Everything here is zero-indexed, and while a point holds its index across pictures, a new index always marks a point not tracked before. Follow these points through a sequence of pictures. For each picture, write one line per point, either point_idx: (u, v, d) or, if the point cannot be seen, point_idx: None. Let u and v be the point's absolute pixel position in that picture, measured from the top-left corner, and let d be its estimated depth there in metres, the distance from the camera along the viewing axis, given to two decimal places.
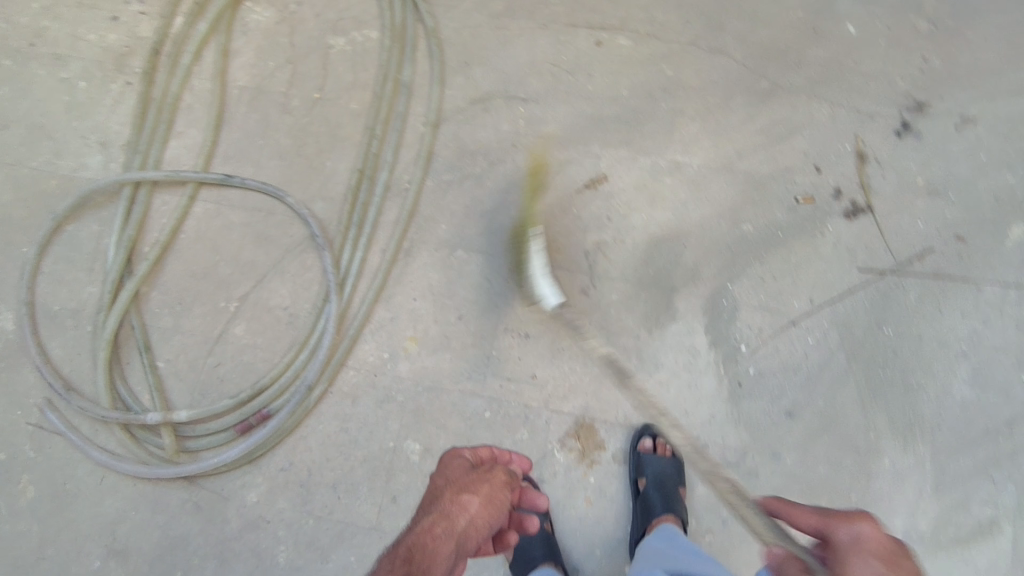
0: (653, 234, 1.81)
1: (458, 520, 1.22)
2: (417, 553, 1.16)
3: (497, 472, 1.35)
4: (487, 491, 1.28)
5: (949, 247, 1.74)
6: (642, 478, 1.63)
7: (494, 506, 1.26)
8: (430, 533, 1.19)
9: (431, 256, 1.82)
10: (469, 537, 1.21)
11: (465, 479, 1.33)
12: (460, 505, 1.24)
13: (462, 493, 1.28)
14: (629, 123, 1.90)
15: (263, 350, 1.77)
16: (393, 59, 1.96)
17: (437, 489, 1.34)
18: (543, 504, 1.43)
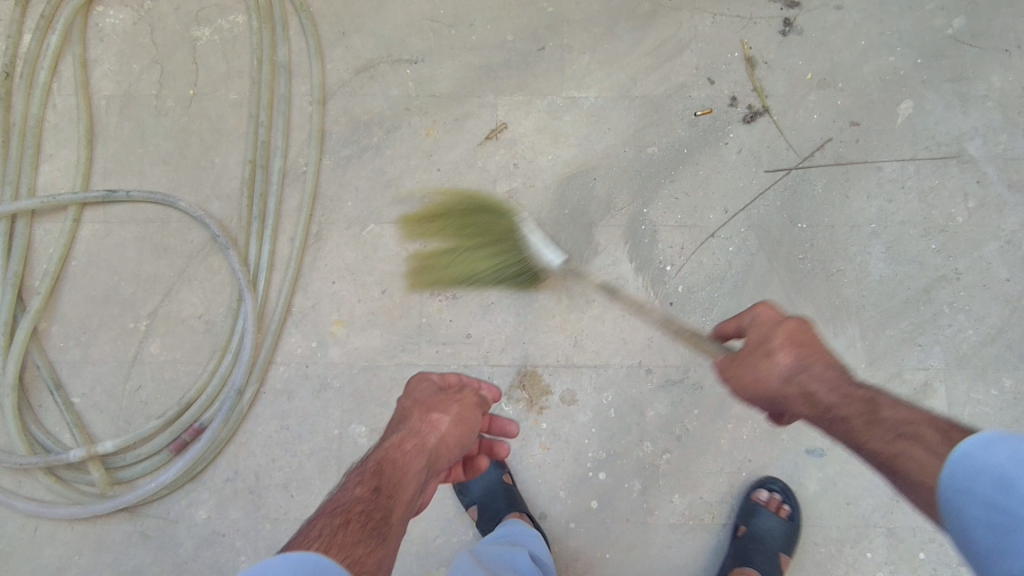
0: (562, 173, 1.79)
1: (431, 438, 1.23)
2: (389, 470, 1.16)
3: (467, 392, 1.36)
4: (457, 410, 1.30)
5: (845, 134, 1.77)
6: (743, 526, 1.55)
7: (465, 426, 1.29)
8: (400, 450, 1.20)
9: (342, 235, 1.76)
10: (441, 455, 1.23)
11: (435, 400, 1.32)
12: (431, 424, 1.26)
13: (432, 412, 1.28)
14: (519, 67, 1.86)
15: (185, 363, 1.69)
16: (266, 42, 1.87)
17: (405, 408, 1.32)
18: (514, 430, 1.45)
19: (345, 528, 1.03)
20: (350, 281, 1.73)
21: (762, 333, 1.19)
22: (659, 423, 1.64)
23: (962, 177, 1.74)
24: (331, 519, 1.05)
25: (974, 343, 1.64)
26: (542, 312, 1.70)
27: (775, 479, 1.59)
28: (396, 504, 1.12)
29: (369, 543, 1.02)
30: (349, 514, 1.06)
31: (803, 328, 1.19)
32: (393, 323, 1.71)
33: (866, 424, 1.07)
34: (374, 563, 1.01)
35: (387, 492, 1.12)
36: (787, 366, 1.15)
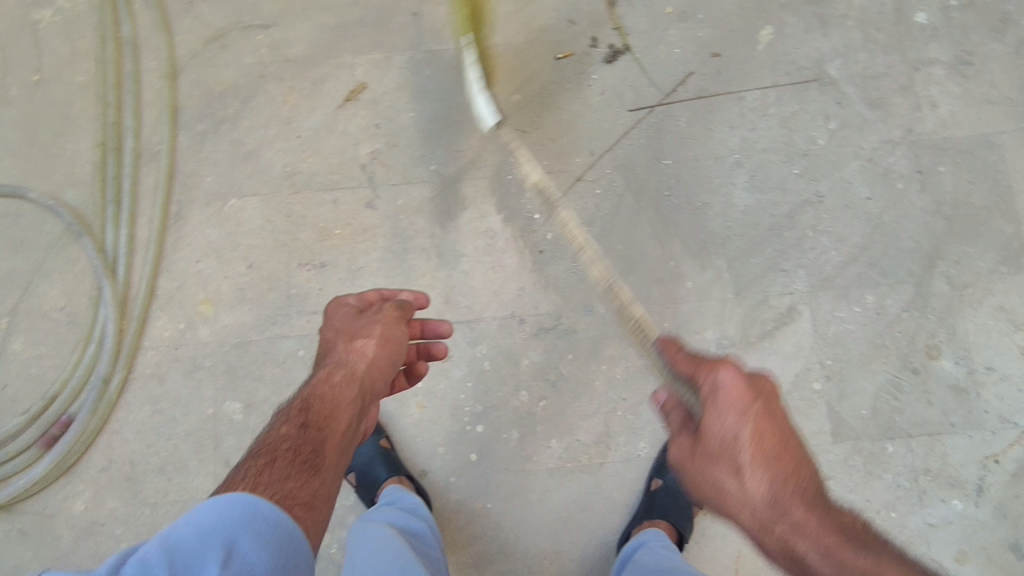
0: (425, 130, 1.74)
1: (358, 365, 1.23)
2: (317, 404, 1.17)
3: (387, 309, 1.33)
4: (382, 331, 1.28)
5: (707, 66, 1.75)
6: (659, 479, 1.60)
7: (392, 344, 1.28)
8: (328, 383, 1.21)
9: (203, 212, 1.71)
10: (374, 377, 1.24)
11: (356, 327, 1.30)
12: (357, 354, 1.24)
13: (356, 340, 1.27)
14: (375, 22, 1.78)
15: (50, 357, 1.65)
16: (108, 19, 1.79)
17: (329, 340, 1.30)
18: (446, 329, 1.45)
19: (272, 466, 1.07)
20: (214, 259, 1.70)
21: (732, 421, 1.10)
22: (534, 371, 1.66)
23: (823, 99, 1.73)
24: (256, 459, 1.09)
25: (836, 264, 1.68)
26: (412, 273, 1.69)
27: None
28: (329, 434, 1.15)
29: (297, 478, 1.07)
30: (275, 453, 1.10)
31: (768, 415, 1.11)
32: (261, 297, 1.68)
33: (835, 565, 1.01)
34: (307, 494, 1.06)
35: (317, 425, 1.15)
36: (762, 489, 1.07)
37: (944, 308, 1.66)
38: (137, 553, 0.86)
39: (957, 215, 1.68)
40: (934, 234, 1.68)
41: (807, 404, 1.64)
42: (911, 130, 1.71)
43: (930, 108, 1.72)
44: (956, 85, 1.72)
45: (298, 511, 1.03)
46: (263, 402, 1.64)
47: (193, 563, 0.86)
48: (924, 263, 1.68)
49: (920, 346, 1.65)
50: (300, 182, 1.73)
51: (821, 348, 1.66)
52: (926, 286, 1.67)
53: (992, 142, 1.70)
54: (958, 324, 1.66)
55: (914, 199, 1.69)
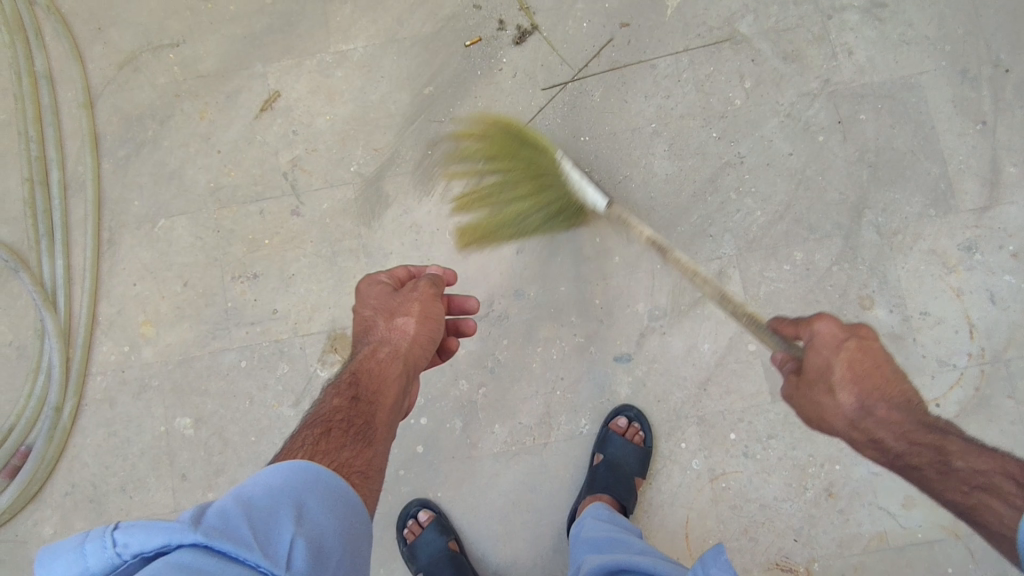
0: (342, 131, 1.76)
1: (401, 343, 1.17)
2: (365, 379, 1.12)
3: (422, 284, 1.26)
4: (421, 309, 1.21)
5: (616, 37, 1.73)
6: (600, 453, 1.59)
7: (433, 322, 1.21)
8: (374, 359, 1.15)
9: (134, 235, 1.75)
10: (417, 355, 1.18)
11: (394, 303, 1.23)
12: (399, 331, 1.18)
13: (396, 316, 1.20)
14: (283, 30, 1.80)
15: (4, 391, 1.71)
16: (19, 54, 1.80)
17: (366, 318, 1.23)
18: (473, 305, 1.38)
19: (328, 435, 1.02)
20: (150, 280, 1.73)
21: (821, 358, 1.12)
22: (471, 360, 1.67)
23: (737, 58, 1.71)
24: (312, 430, 1.03)
25: (763, 223, 1.66)
26: (343, 275, 1.71)
27: (631, 407, 1.62)
28: (379, 408, 1.10)
29: (353, 447, 1.01)
30: (330, 423, 1.04)
31: (863, 349, 1.10)
32: (199, 313, 1.72)
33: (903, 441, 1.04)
34: (363, 463, 1.01)
35: (367, 398, 1.09)
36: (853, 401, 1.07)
37: (874, 257, 1.63)
38: (213, 506, 0.77)
39: (882, 161, 1.66)
40: (860, 183, 1.66)
41: (743, 366, 1.62)
42: (828, 80, 1.69)
43: (845, 55, 1.70)
44: (871, 29, 1.70)
45: (356, 479, 0.98)
46: (211, 415, 1.67)
47: (271, 519, 0.80)
48: (851, 213, 1.65)
49: (854, 297, 1.62)
50: (226, 196, 1.75)
51: (753, 310, 1.63)
52: (856, 236, 1.64)
53: (912, 84, 1.68)
54: (890, 271, 1.63)
55: (836, 149, 1.67)
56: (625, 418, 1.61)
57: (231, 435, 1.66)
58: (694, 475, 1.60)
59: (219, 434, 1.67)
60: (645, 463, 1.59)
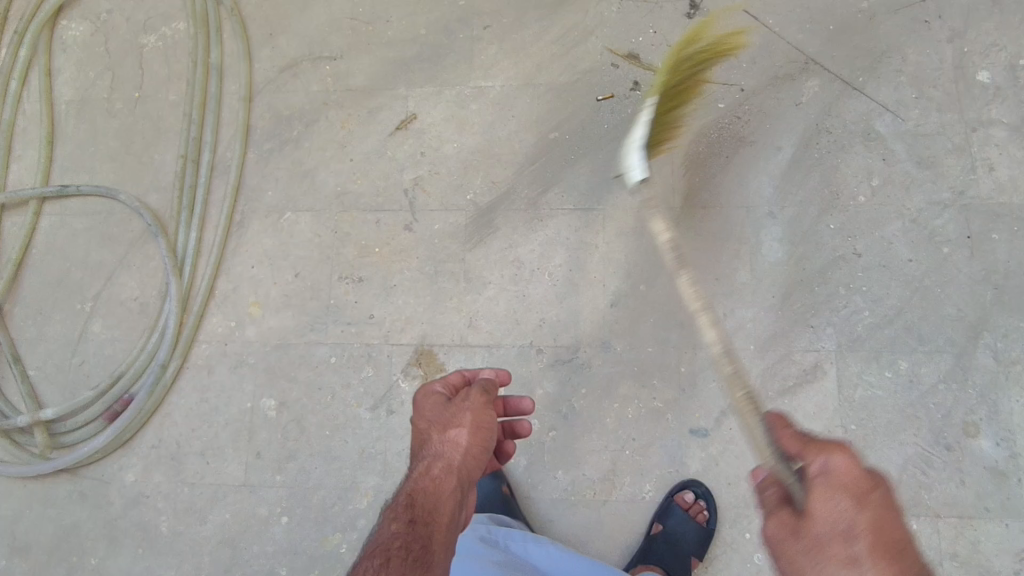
0: (465, 160, 1.86)
1: (453, 457, 1.21)
2: (420, 499, 1.19)
3: (473, 393, 1.29)
4: (473, 420, 1.25)
5: (746, 113, 1.77)
6: (658, 524, 1.57)
7: (484, 431, 1.24)
8: (428, 476, 1.21)
9: (262, 222, 1.89)
10: (471, 466, 1.22)
11: (447, 415, 1.27)
12: (452, 444, 1.23)
13: (449, 430, 1.24)
14: (431, 61, 1.94)
15: (121, 341, 1.86)
16: (200, 46, 2.02)
17: (421, 429, 1.29)
18: (528, 407, 1.40)
19: (387, 566, 1.08)
20: (266, 265, 1.86)
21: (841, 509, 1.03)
22: (547, 402, 1.68)
23: (868, 155, 1.70)
24: (372, 561, 1.11)
25: (870, 324, 1.60)
26: (440, 295, 1.78)
27: (700, 483, 1.57)
28: (435, 529, 1.16)
29: None
30: (389, 553, 1.11)
31: (887, 509, 1.02)
32: (304, 305, 1.82)
33: None
34: None
35: (423, 521, 1.16)
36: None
37: (987, 383, 1.54)
38: None
39: (1009, 285, 1.58)
40: (982, 303, 1.58)
41: None
42: (962, 192, 1.64)
43: (986, 170, 1.65)
44: (1017, 149, 1.65)
45: None
46: (295, 402, 1.76)
47: None
48: (967, 332, 1.57)
49: (958, 421, 1.53)
50: (349, 201, 1.87)
51: (846, 412, 1.56)
52: (969, 357, 1.56)
53: None
54: (1003, 402, 1.53)
55: (961, 264, 1.61)
56: (691, 493, 1.57)
57: (308, 425, 1.74)
58: (753, 568, 1.54)
59: (298, 422, 1.75)
60: (704, 545, 1.54)
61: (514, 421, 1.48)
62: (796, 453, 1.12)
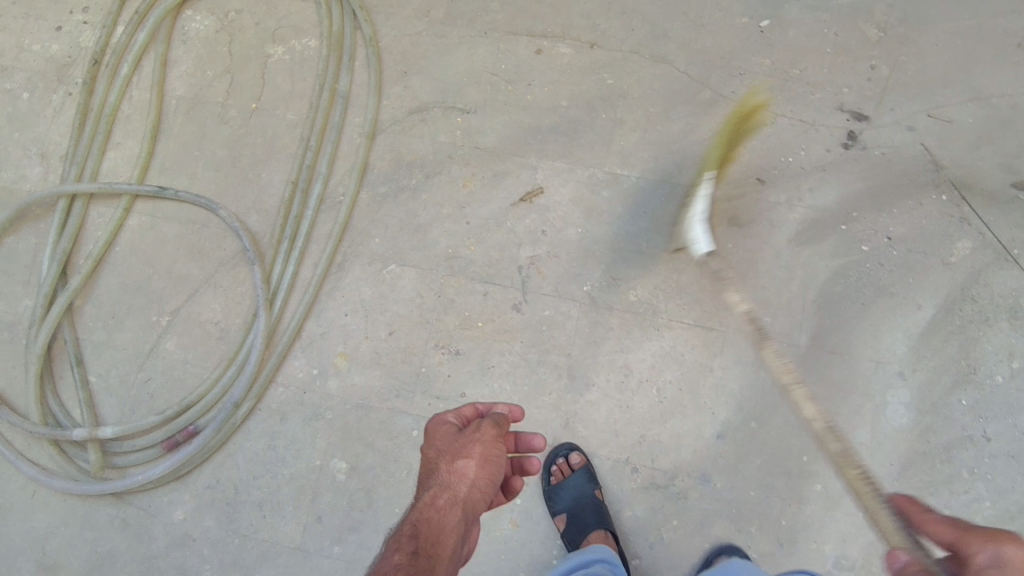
0: (587, 249, 1.77)
1: (459, 488, 1.15)
2: (424, 530, 1.09)
3: (485, 425, 1.23)
4: (482, 450, 1.19)
5: (892, 261, 1.69)
6: None
7: (492, 463, 1.18)
8: (433, 506, 1.13)
9: (363, 269, 1.80)
10: (476, 500, 1.16)
11: (457, 446, 1.21)
12: (458, 476, 1.16)
13: (457, 460, 1.18)
14: (567, 134, 1.86)
15: (194, 365, 1.76)
16: (330, 69, 1.93)
17: (429, 456, 1.24)
18: (540, 444, 1.33)
19: None
20: (361, 316, 1.77)
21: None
22: (635, 525, 1.60)
23: (1011, 334, 1.63)
24: None
25: (989, 517, 1.53)
26: (539, 386, 1.69)
27: None
28: (437, 562, 1.06)
29: None
30: None
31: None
32: (393, 367, 1.73)
33: None
34: None
35: (426, 554, 1.06)
36: None
37: None
38: None
39: None
40: None
41: None
42: None
43: None
44: None
45: None
46: (368, 469, 1.67)
47: None
48: None
49: None
50: (459, 266, 1.78)
51: None
52: None
53: None
54: None
55: None
56: None
57: (378, 498, 1.65)
58: None
59: (367, 491, 1.66)
60: None
61: (523, 456, 1.38)
62: (952, 544, 1.01)
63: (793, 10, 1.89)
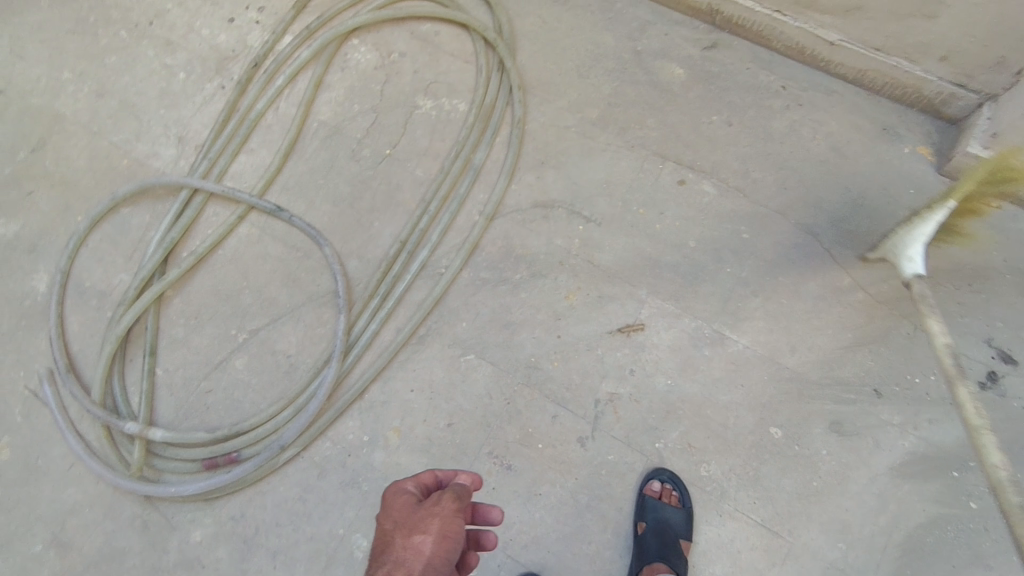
0: (671, 404, 1.67)
1: (414, 567, 1.02)
2: None
3: (448, 497, 1.12)
4: (441, 526, 1.07)
5: (998, 529, 1.53)
6: None
7: (450, 542, 1.06)
8: None
9: (442, 350, 1.76)
10: None
11: (414, 520, 1.10)
12: (413, 551, 1.04)
13: (413, 535, 1.07)
14: (686, 276, 1.77)
15: (255, 391, 1.77)
16: (471, 140, 1.91)
17: (385, 531, 1.11)
18: (497, 517, 1.22)
19: None
20: (425, 396, 1.73)
21: None
22: None
23: None
24: None
25: None
26: (580, 531, 1.61)
27: None
28: None
29: None
30: None
31: None
32: (441, 459, 1.68)
33: None
34: None
35: None
36: None
37: None
38: None
39: None
40: None
41: None
42: None
43: None
44: None
45: None
46: None
47: None
48: None
49: None
50: (537, 379, 1.72)
51: None
52: None
53: None
54: None
55: None
56: None
57: None
58: None
59: None
60: None
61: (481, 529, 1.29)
62: None
63: (965, 220, 1.75)
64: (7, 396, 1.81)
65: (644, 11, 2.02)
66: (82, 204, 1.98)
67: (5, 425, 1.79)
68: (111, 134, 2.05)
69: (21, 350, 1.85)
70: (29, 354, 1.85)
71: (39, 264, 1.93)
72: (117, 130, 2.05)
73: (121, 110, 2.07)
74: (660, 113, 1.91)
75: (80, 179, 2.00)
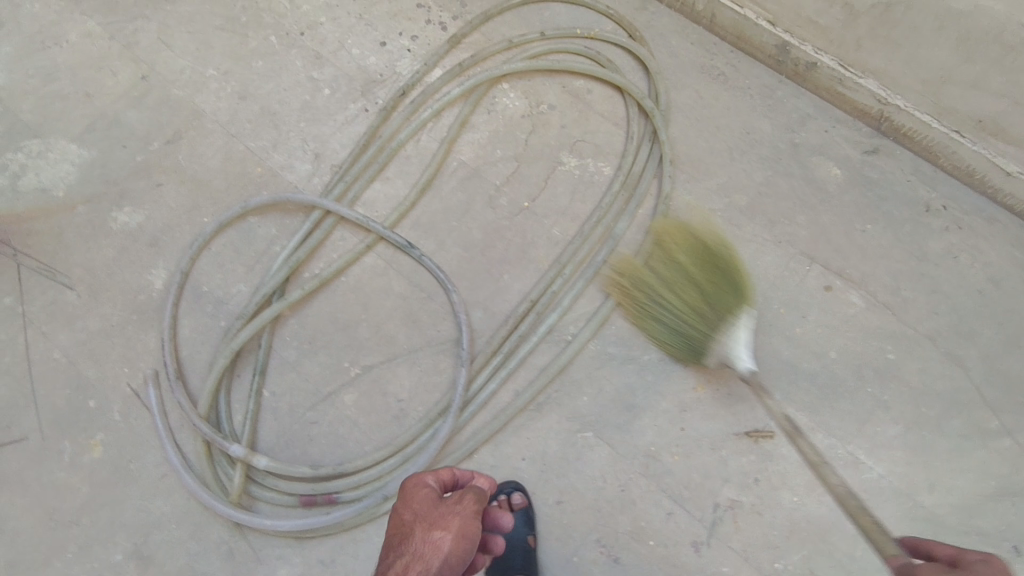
0: (794, 523, 1.59)
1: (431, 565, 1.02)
2: None
3: (468, 496, 1.15)
4: (461, 525, 1.08)
5: None
6: None
7: (469, 542, 1.07)
8: None
9: (559, 422, 1.70)
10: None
11: (436, 515, 1.11)
12: (431, 547, 1.04)
13: (433, 530, 1.08)
14: (823, 389, 1.69)
15: (361, 432, 1.71)
16: (615, 208, 1.86)
17: (404, 522, 1.12)
18: (507, 525, 1.24)
19: None
20: (536, 468, 1.67)
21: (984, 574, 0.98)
22: None
23: None
24: None
25: None
26: None
27: None
28: None
29: None
30: None
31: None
32: (546, 538, 1.61)
33: None
34: None
35: None
36: None
37: None
38: None
39: None
40: None
41: None
42: None
43: None
44: None
45: None
46: None
47: None
48: None
49: None
50: (655, 470, 1.65)
51: None
52: None
53: None
54: None
55: None
56: None
57: None
58: None
59: None
60: None
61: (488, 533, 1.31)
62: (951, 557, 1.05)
63: None
64: (109, 392, 1.77)
65: (806, 103, 1.97)
66: (210, 205, 1.95)
67: (102, 421, 1.74)
68: (249, 139, 2.02)
69: (129, 345, 1.81)
70: (136, 351, 1.81)
71: (158, 259, 1.90)
72: (255, 136, 2.03)
73: (261, 116, 2.05)
74: (812, 212, 1.85)
75: (211, 179, 1.97)
